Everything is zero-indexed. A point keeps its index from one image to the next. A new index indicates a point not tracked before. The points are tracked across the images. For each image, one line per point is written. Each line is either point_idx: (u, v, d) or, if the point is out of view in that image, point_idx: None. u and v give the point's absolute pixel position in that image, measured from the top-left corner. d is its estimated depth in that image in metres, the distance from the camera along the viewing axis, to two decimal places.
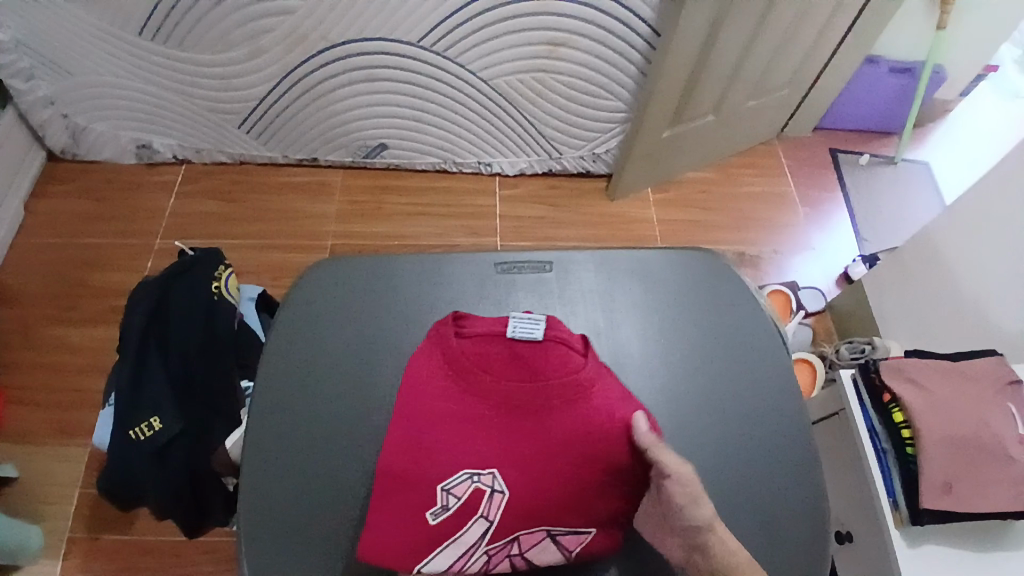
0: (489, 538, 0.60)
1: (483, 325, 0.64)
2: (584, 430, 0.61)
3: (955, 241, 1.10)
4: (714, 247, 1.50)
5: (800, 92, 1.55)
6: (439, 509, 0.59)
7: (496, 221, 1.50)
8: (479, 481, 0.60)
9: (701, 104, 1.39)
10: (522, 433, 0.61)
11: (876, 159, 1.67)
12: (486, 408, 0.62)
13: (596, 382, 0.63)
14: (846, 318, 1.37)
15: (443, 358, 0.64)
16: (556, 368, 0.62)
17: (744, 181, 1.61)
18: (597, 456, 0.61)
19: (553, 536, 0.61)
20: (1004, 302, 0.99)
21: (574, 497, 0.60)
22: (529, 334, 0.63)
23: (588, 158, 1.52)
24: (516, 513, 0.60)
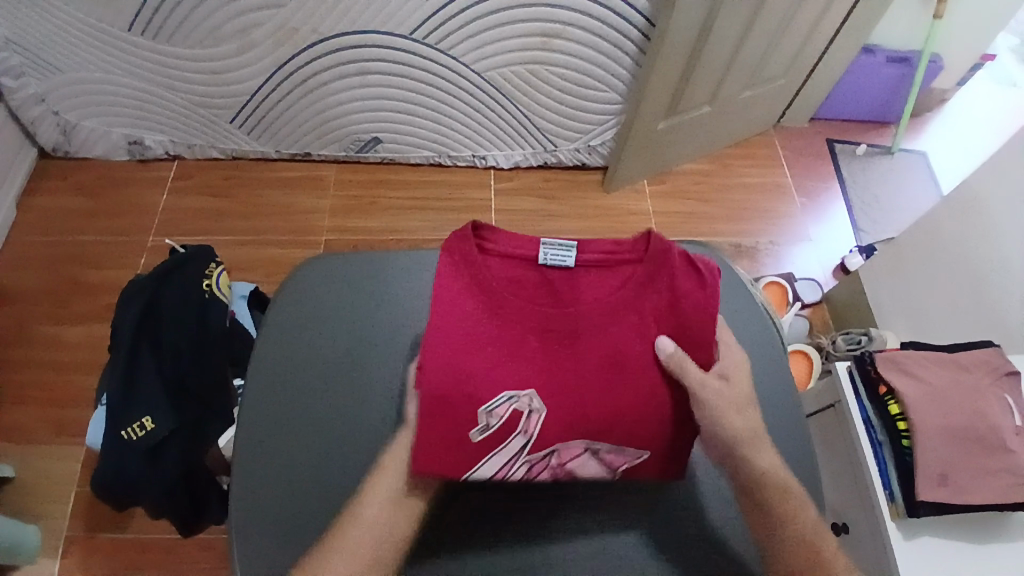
0: (531, 450, 0.63)
1: (512, 252, 0.65)
2: (619, 352, 0.63)
3: (952, 232, 1.09)
4: (711, 239, 1.50)
5: (796, 82, 1.54)
6: (482, 427, 0.62)
7: (492, 214, 1.49)
8: (518, 402, 0.62)
9: (697, 95, 1.38)
10: (560, 356, 0.64)
11: (873, 149, 1.66)
12: (521, 331, 0.64)
13: (633, 305, 0.64)
14: (842, 309, 1.36)
15: (475, 282, 0.64)
16: (588, 291, 0.65)
17: (741, 172, 1.60)
18: (635, 377, 0.63)
19: (594, 452, 0.64)
20: (1001, 293, 0.99)
21: (612, 414, 0.63)
22: (561, 261, 0.64)
23: (583, 151, 1.51)
24: (556, 427, 0.63)
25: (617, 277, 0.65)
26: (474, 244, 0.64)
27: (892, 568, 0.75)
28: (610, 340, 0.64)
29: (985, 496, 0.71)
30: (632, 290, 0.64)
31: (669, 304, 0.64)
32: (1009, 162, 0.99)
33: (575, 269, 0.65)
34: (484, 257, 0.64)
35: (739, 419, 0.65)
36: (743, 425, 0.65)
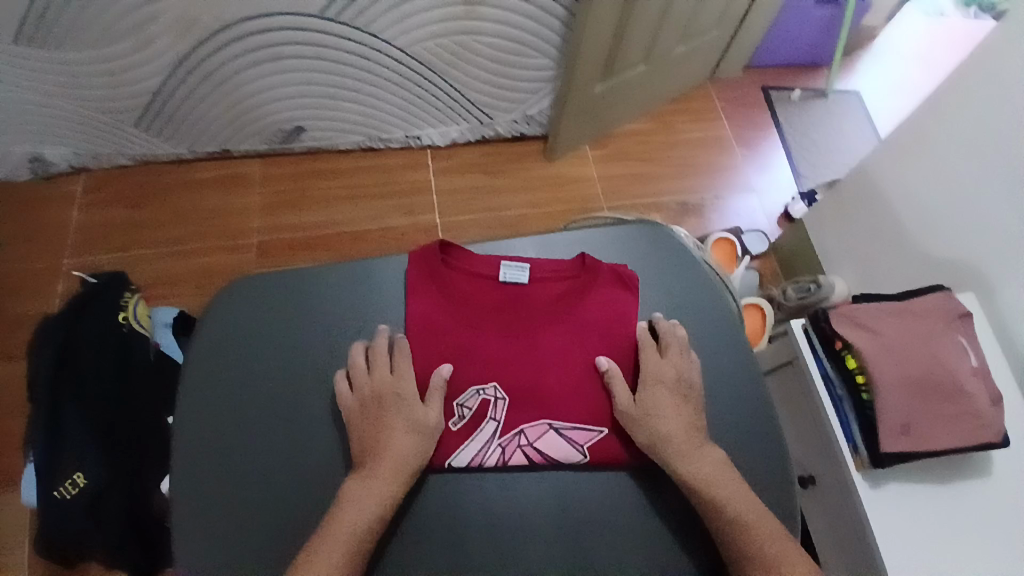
0: (500, 433, 0.68)
1: (469, 265, 0.75)
2: (575, 342, 0.71)
3: (894, 176, 1.09)
4: (657, 200, 1.48)
5: (728, 31, 1.51)
6: (456, 418, 0.68)
7: (433, 197, 1.43)
8: (484, 394, 0.69)
9: (632, 54, 1.34)
10: (519, 349, 0.71)
11: (808, 93, 1.66)
12: (482, 334, 0.71)
13: (583, 300, 0.73)
14: (790, 258, 1.37)
15: (440, 294, 0.73)
16: (542, 297, 0.74)
17: (681, 128, 1.58)
18: (587, 358, 0.71)
19: (558, 430, 0.68)
20: (946, 231, 1.00)
21: (571, 394, 0.69)
22: (518, 274, 0.75)
23: (521, 121, 1.46)
24: (519, 409, 0.69)
25: (568, 282, 0.75)
26: (439, 259, 0.75)
27: (863, 518, 0.77)
28: (562, 331, 0.72)
29: (944, 441, 0.73)
30: (580, 290, 0.74)
31: (612, 297, 0.74)
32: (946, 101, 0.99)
33: (531, 281, 0.75)
34: (449, 272, 0.75)
35: (670, 405, 0.67)
36: (679, 410, 0.66)
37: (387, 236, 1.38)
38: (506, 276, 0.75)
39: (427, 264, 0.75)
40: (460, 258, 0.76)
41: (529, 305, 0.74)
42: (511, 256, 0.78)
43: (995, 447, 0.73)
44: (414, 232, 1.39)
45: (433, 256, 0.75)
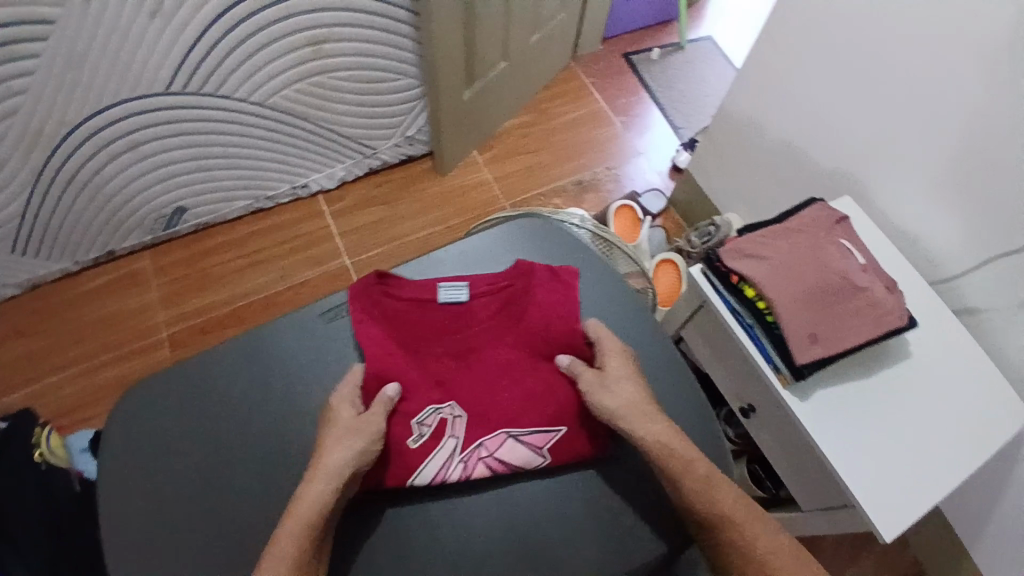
0: (461, 448, 0.75)
1: (410, 290, 0.83)
2: (518, 352, 0.81)
3: (758, 108, 1.16)
4: (554, 185, 1.52)
5: (576, 10, 1.56)
6: (416, 437, 0.75)
7: (336, 241, 1.43)
8: (442, 412, 0.77)
9: (489, 54, 1.37)
10: (467, 365, 0.81)
11: (667, 49, 1.73)
12: (432, 357, 0.80)
13: (523, 311, 0.82)
14: (687, 207, 1.45)
15: (387, 321, 0.82)
16: (483, 313, 0.83)
17: (559, 112, 1.62)
18: (534, 362, 0.81)
19: (516, 437, 0.76)
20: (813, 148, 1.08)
21: (525, 400, 0.78)
22: (458, 293, 0.83)
23: (403, 145, 1.47)
24: (476, 422, 0.77)
25: (505, 292, 0.84)
26: (379, 288, 0.82)
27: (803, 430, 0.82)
28: (505, 344, 0.82)
29: (851, 339, 0.79)
30: (524, 304, 0.83)
31: (554, 300, 0.83)
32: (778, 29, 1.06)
33: (469, 298, 0.83)
34: (391, 300, 0.83)
35: (621, 384, 0.75)
36: (630, 389, 0.75)
37: (302, 289, 1.37)
38: (446, 298, 0.83)
39: (368, 295, 0.82)
40: (397, 284, 0.83)
41: (472, 325, 0.83)
42: (447, 276, 0.86)
43: (905, 329, 0.80)
44: (327, 279, 1.38)
45: (371, 285, 0.82)
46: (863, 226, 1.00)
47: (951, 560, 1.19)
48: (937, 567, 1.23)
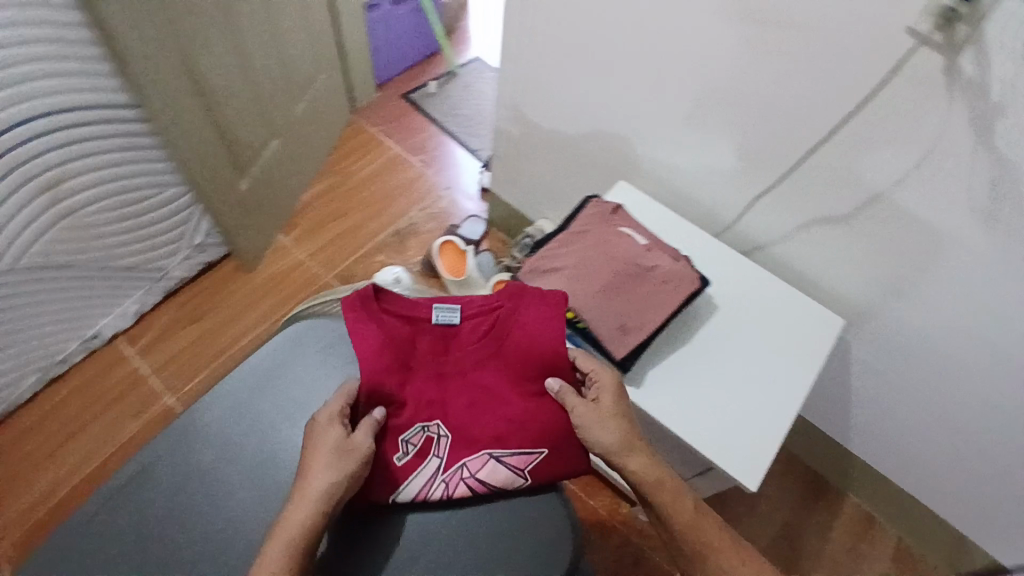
0: (444, 470, 0.77)
1: (403, 305, 0.79)
2: (504, 377, 0.79)
3: (534, 110, 1.17)
4: (373, 242, 1.47)
5: (336, 66, 1.52)
6: (401, 454, 0.76)
7: (151, 380, 1.30)
8: (428, 431, 0.78)
9: (251, 137, 1.30)
10: (455, 386, 0.79)
11: (442, 78, 1.74)
12: (420, 381, 0.78)
13: (507, 337, 0.79)
14: (507, 223, 1.47)
15: (384, 338, 0.76)
16: (472, 337, 0.80)
17: (355, 169, 1.57)
18: (517, 386, 0.79)
19: (499, 458, 0.77)
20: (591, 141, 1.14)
21: (508, 424, 0.78)
22: (450, 315, 0.80)
23: (195, 254, 1.36)
24: (462, 443, 0.78)
25: (494, 313, 0.80)
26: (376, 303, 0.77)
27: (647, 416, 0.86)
28: (495, 369, 0.80)
29: (656, 318, 0.84)
30: (512, 330, 0.79)
31: (536, 329, 0.78)
32: (519, 31, 1.06)
33: (462, 321, 0.80)
34: (383, 316, 0.78)
35: (602, 427, 0.75)
36: (608, 435, 0.75)
37: (130, 444, 1.24)
38: (438, 320, 0.79)
39: (363, 309, 0.77)
40: (394, 301, 0.79)
41: (458, 349, 0.80)
42: (442, 297, 0.83)
43: (701, 289, 0.86)
44: (153, 424, 1.25)
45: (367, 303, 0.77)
46: (645, 208, 1.06)
47: (836, 454, 1.27)
48: (828, 465, 1.31)
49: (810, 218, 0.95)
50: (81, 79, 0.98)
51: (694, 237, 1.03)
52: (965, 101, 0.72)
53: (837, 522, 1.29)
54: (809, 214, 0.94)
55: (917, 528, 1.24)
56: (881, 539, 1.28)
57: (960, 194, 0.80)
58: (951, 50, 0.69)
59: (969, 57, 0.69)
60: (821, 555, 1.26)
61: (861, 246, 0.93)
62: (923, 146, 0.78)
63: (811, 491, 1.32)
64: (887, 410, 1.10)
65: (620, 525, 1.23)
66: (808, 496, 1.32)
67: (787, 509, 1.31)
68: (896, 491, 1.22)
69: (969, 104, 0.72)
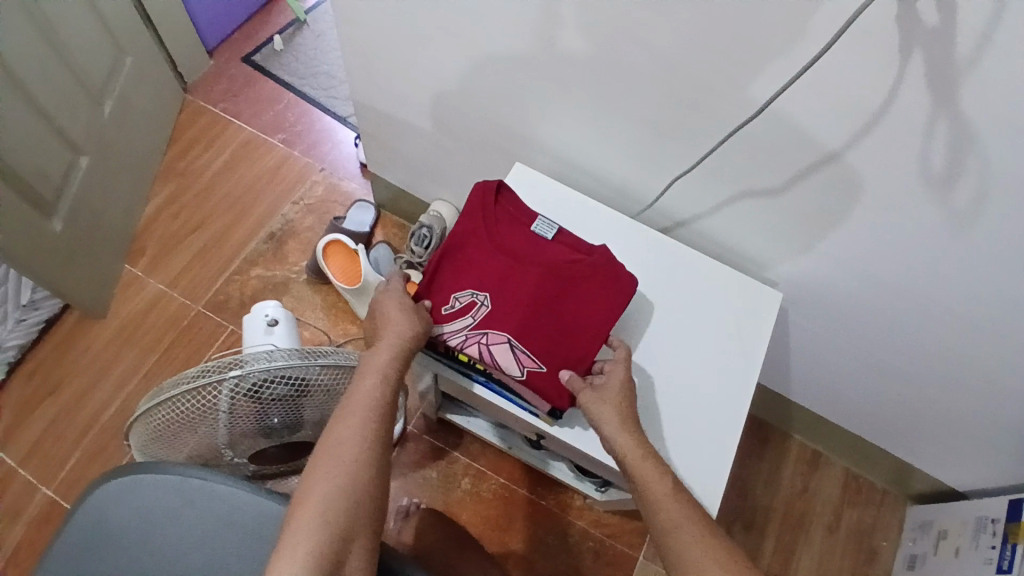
0: (473, 327, 0.75)
1: (515, 203, 0.82)
2: (554, 296, 0.76)
3: (408, 80, 0.97)
4: (244, 252, 1.24)
5: (146, 42, 1.21)
6: (448, 304, 0.76)
7: (20, 473, 1.07)
8: (477, 297, 0.76)
9: (49, 163, 1.02)
10: (517, 275, 0.77)
11: (287, 30, 1.43)
12: (490, 260, 0.78)
13: (576, 267, 0.78)
14: (397, 206, 1.26)
15: (485, 218, 0.80)
16: (551, 252, 0.79)
17: (201, 164, 1.30)
18: (558, 310, 0.76)
19: (514, 346, 0.73)
20: (474, 110, 0.94)
21: (532, 329, 0.74)
22: (547, 229, 0.80)
23: (26, 315, 1.15)
24: (496, 319, 0.75)
25: (578, 249, 0.79)
26: (495, 197, 0.81)
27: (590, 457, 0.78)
28: (558, 284, 0.77)
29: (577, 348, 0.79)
30: (583, 269, 0.77)
31: (599, 279, 0.77)
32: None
33: (555, 238, 0.80)
34: (499, 204, 0.81)
35: (600, 407, 0.69)
36: (609, 412, 0.69)
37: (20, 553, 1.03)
38: (536, 227, 0.80)
39: (483, 198, 0.81)
40: (511, 203, 0.82)
41: (533, 255, 0.78)
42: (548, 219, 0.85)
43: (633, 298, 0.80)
44: (37, 526, 1.04)
45: (486, 192, 0.81)
46: (553, 198, 0.91)
47: (777, 400, 1.23)
48: (769, 409, 1.27)
49: (737, 192, 0.82)
50: None
51: (613, 226, 0.90)
52: (922, 56, 0.56)
53: (783, 462, 1.27)
54: (737, 187, 0.81)
55: (859, 456, 1.23)
56: (828, 470, 1.26)
57: (908, 161, 0.66)
58: None
59: (929, 1, 0.52)
60: (773, 500, 1.24)
61: (793, 213, 0.81)
62: (869, 108, 0.63)
63: (755, 437, 1.29)
64: (828, 365, 1.04)
65: (576, 518, 1.15)
66: (753, 442, 1.28)
67: (735, 460, 1.27)
68: (839, 429, 1.19)
69: (927, 60, 0.56)
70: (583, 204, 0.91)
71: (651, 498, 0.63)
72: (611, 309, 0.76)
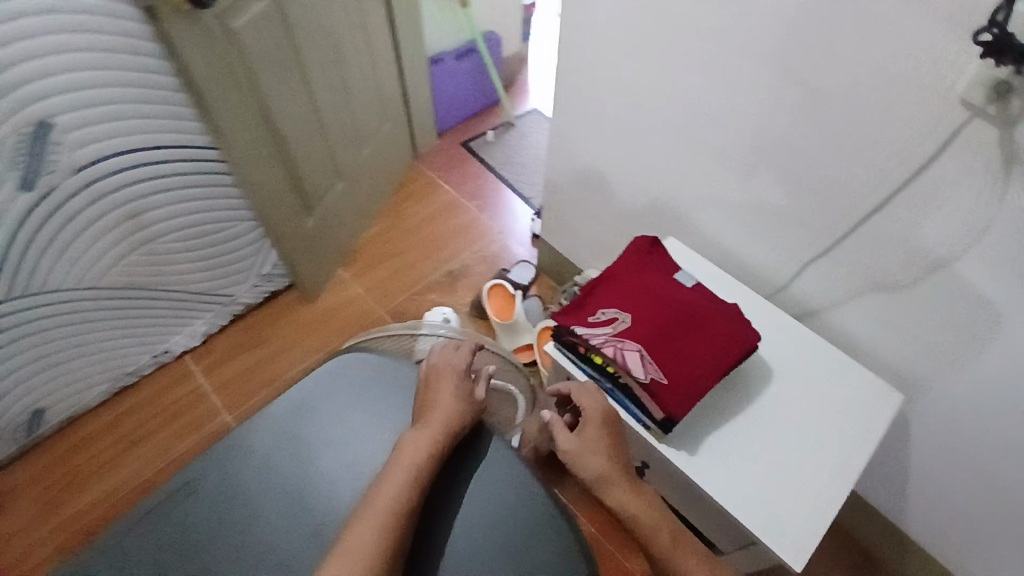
0: (612, 334, 0.90)
1: (665, 256, 1.01)
2: (687, 325, 0.89)
3: (586, 165, 1.24)
4: (423, 282, 1.52)
5: (400, 116, 1.63)
6: (594, 316, 0.94)
7: (211, 397, 1.38)
8: (620, 314, 0.93)
9: (318, 180, 1.39)
10: (658, 304, 0.92)
11: (500, 129, 1.81)
12: (637, 289, 0.95)
13: (711, 309, 0.91)
14: (556, 271, 1.50)
15: (638, 263, 0.99)
16: (690, 295, 0.94)
17: (413, 213, 1.65)
18: (690, 336, 0.89)
19: (645, 354, 0.87)
20: (642, 191, 1.17)
21: (663, 345, 0.88)
22: (688, 280, 0.98)
23: (262, 283, 1.46)
24: (633, 331, 0.90)
25: (714, 299, 0.94)
26: (651, 249, 1.01)
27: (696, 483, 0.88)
28: (693, 317, 0.90)
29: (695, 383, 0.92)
30: (714, 311, 0.91)
31: (728, 323, 0.90)
32: (576, 93, 1.14)
33: (694, 287, 0.96)
34: (651, 255, 1.00)
35: (585, 454, 0.81)
36: (591, 458, 0.80)
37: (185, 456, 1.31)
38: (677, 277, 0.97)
39: (639, 250, 1.01)
40: (662, 257, 1.01)
41: (672, 292, 0.94)
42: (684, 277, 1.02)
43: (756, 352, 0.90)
44: (207, 440, 1.32)
45: (643, 243, 1.02)
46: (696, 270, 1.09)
47: (888, 535, 1.20)
48: (878, 545, 1.23)
49: (865, 286, 0.94)
50: (164, 110, 1.08)
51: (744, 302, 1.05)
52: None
53: None
54: (865, 281, 0.94)
55: None
56: None
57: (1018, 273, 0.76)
58: (1005, 124, 0.68)
59: None
60: None
61: (910, 315, 0.91)
62: (980, 218, 0.76)
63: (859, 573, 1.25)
64: (943, 493, 1.04)
65: None
66: None
67: None
68: None
69: None
70: (719, 280, 1.08)
71: (651, 530, 0.75)
72: (737, 346, 0.87)
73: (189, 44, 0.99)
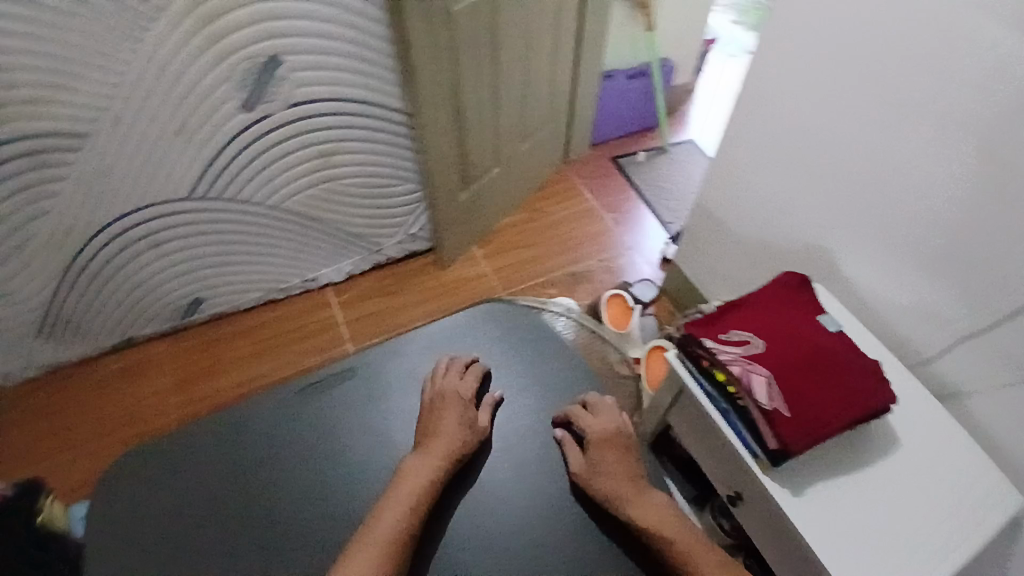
0: (742, 356, 0.93)
1: (808, 299, 1.02)
2: (820, 366, 0.91)
3: (736, 201, 1.28)
4: (545, 277, 1.60)
5: (563, 120, 1.73)
6: (727, 335, 0.97)
7: (340, 327, 1.53)
8: (753, 338, 0.95)
9: (480, 161, 1.51)
10: (794, 338, 0.94)
11: (652, 152, 1.87)
12: (775, 320, 0.97)
13: (847, 358, 0.92)
14: (678, 296, 1.54)
15: (779, 298, 1.02)
16: (829, 339, 0.95)
17: (553, 211, 1.74)
18: (821, 377, 0.90)
19: (773, 382, 0.89)
20: (789, 237, 1.19)
21: (793, 378, 0.89)
22: (832, 324, 0.98)
23: (407, 242, 1.60)
24: (764, 357, 0.92)
25: (851, 349, 0.94)
26: (795, 289, 1.03)
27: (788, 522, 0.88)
28: (827, 361, 0.91)
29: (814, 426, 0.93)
30: (850, 361, 0.92)
31: (861, 376, 0.91)
32: (746, 130, 1.18)
33: (834, 332, 0.97)
34: (794, 295, 1.02)
35: (594, 475, 0.93)
36: (602, 478, 0.93)
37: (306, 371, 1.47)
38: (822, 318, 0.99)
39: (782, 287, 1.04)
40: (806, 298, 1.02)
41: (811, 332, 0.95)
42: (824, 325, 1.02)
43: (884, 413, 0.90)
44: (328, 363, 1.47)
45: (787, 283, 1.05)
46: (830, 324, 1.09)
47: None
48: None
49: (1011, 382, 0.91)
50: (373, 69, 1.23)
51: None
52: None
53: None
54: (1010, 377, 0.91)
55: None
56: None
57: None
58: None
59: None
60: None
61: None
62: None
63: None
64: None
65: None
66: None
67: None
68: None
69: None
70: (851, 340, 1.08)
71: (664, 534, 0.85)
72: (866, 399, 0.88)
73: (417, 16, 1.13)
